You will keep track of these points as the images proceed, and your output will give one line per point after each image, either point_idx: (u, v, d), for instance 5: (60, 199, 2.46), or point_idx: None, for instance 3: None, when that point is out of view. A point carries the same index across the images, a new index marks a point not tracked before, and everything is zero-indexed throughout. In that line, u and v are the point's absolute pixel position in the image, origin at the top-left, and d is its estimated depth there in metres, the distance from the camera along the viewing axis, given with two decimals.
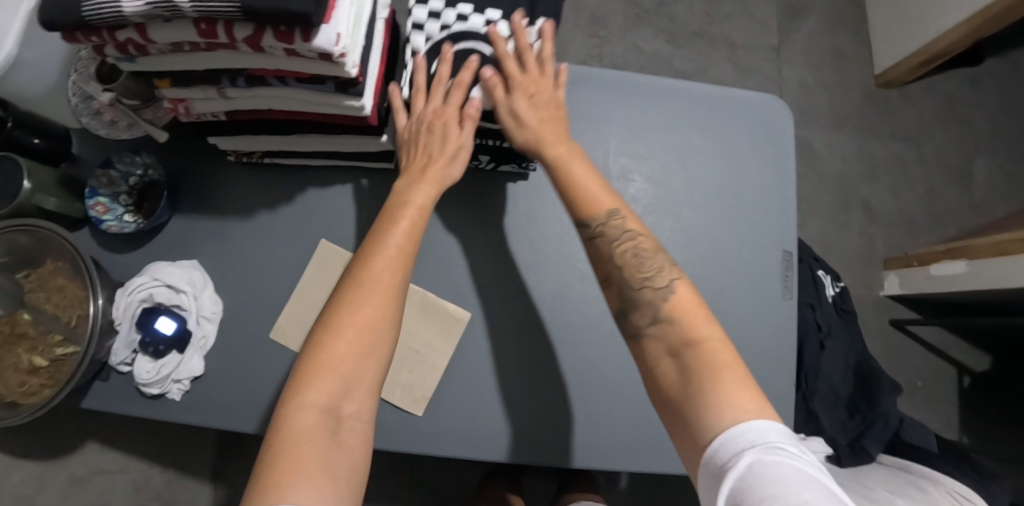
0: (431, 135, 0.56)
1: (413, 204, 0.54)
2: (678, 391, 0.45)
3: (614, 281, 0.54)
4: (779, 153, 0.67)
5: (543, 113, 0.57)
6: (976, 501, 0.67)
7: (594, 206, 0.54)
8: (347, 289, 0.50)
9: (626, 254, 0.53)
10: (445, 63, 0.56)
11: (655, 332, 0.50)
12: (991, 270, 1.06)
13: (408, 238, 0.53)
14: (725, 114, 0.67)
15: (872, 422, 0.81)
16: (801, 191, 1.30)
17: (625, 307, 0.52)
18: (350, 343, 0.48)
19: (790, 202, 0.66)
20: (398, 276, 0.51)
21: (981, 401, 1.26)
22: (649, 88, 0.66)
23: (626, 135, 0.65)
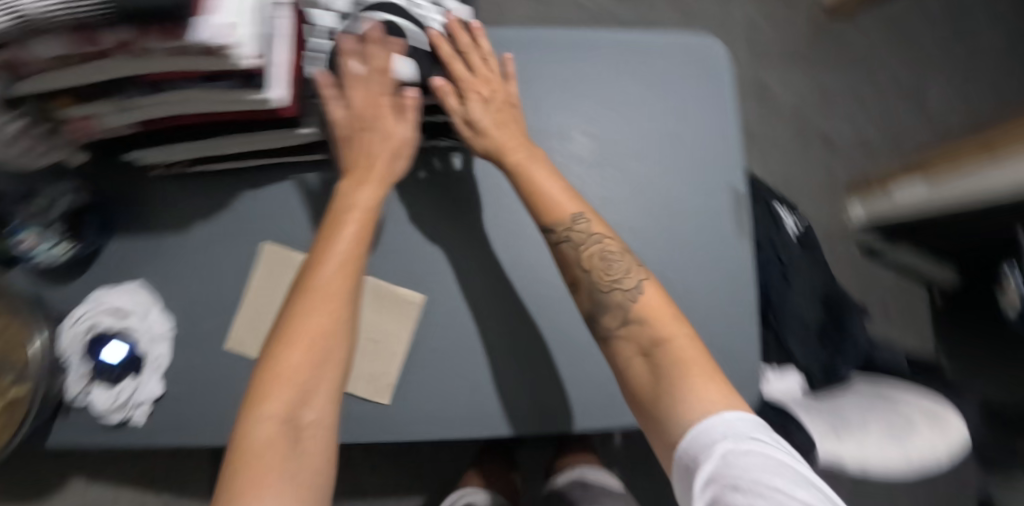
0: (375, 140, 0.55)
1: (359, 206, 0.53)
2: (649, 390, 0.49)
3: (584, 286, 0.55)
4: (717, 90, 0.66)
5: (499, 114, 0.58)
6: (945, 413, 0.69)
7: (559, 212, 0.55)
8: (298, 299, 0.49)
9: (594, 258, 0.55)
10: (377, 47, 0.53)
11: (626, 333, 0.52)
12: (949, 189, 1.06)
13: (357, 240, 0.52)
14: (657, 59, 0.66)
15: (842, 347, 0.82)
16: (759, 131, 1.30)
17: (598, 309, 0.54)
18: (306, 350, 0.47)
19: (734, 139, 0.65)
20: (349, 280, 0.51)
21: (953, 314, 1.29)
22: (581, 42, 0.65)
23: (562, 94, 0.64)
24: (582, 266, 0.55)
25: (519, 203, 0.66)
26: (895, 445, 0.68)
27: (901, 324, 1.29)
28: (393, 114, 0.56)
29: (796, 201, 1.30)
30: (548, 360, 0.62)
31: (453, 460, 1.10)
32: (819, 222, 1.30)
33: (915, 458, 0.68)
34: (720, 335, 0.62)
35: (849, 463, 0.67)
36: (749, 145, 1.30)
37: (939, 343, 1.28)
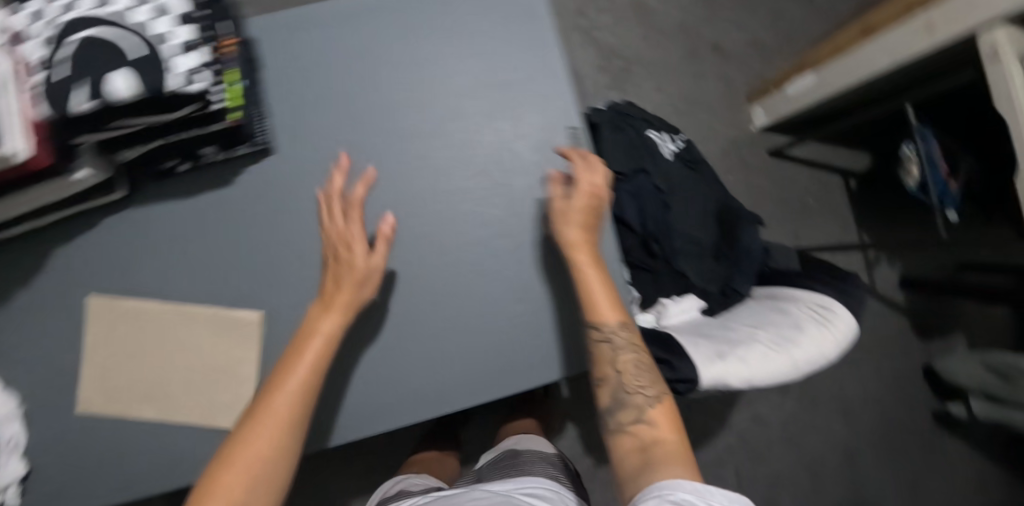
0: (351, 272, 0.52)
1: (321, 333, 0.50)
2: (633, 468, 0.50)
3: (610, 382, 0.57)
4: (530, 26, 0.61)
5: (578, 219, 0.54)
6: (833, 308, 0.68)
7: (605, 316, 0.54)
8: (246, 427, 0.46)
9: (627, 364, 0.56)
10: (364, 183, 0.54)
11: (632, 432, 0.53)
12: (838, 72, 1.07)
13: (316, 370, 0.49)
14: (459, 7, 0.61)
15: (737, 260, 0.81)
16: (650, 55, 1.26)
17: (612, 406, 0.56)
18: (250, 477, 0.44)
19: (558, 73, 0.61)
20: (300, 408, 0.48)
21: (869, 198, 1.32)
22: (378, 5, 0.60)
23: (370, 66, 0.59)
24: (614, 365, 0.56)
25: (342, 189, 0.59)
26: (778, 351, 0.64)
27: (822, 216, 1.31)
28: (365, 243, 0.53)
29: (700, 118, 1.27)
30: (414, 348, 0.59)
31: (405, 450, 1.11)
32: (725, 134, 1.29)
33: (802, 363, 0.64)
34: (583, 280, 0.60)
35: (733, 382, 0.62)
36: (642, 70, 1.25)
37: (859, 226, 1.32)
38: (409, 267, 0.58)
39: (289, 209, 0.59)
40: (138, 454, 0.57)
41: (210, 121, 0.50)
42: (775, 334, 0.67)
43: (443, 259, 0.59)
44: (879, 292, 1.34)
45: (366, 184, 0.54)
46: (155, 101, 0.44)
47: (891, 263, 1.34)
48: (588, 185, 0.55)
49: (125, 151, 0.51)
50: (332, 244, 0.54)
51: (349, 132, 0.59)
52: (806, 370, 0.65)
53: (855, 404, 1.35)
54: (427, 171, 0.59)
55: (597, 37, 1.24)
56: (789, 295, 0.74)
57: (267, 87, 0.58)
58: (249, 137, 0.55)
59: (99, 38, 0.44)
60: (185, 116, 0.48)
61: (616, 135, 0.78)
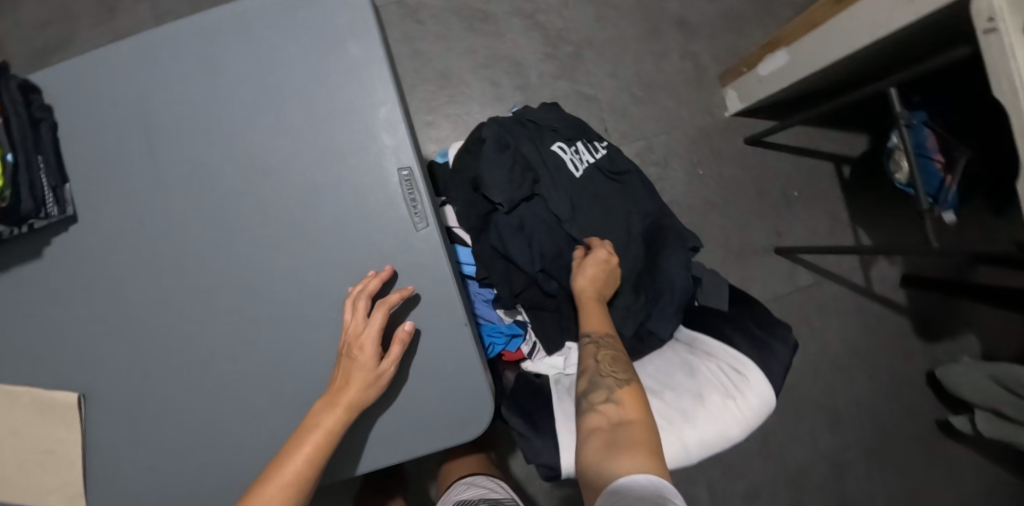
0: (362, 371, 0.48)
1: (322, 430, 0.47)
2: (596, 455, 0.46)
3: (587, 372, 0.55)
4: (341, 49, 0.52)
5: (593, 270, 0.63)
6: (744, 372, 0.58)
7: (596, 323, 0.59)
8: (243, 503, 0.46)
9: (606, 359, 0.55)
10: (399, 293, 0.50)
11: (597, 416, 0.50)
12: (810, 51, 0.90)
13: (314, 463, 0.47)
14: (256, 34, 0.52)
15: (657, 297, 0.69)
16: (601, 37, 1.11)
17: (584, 393, 0.53)
18: None
19: (380, 105, 0.52)
20: (294, 496, 0.46)
21: (866, 187, 1.14)
22: (172, 37, 0.52)
23: (170, 111, 0.52)
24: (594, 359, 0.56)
25: (153, 255, 0.53)
26: (663, 432, 0.55)
27: (808, 210, 1.16)
28: (379, 345, 0.49)
29: (664, 104, 1.12)
30: (240, 429, 0.53)
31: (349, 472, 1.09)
32: (693, 122, 1.13)
33: (693, 446, 0.55)
34: (425, 348, 0.53)
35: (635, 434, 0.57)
36: (593, 54, 1.11)
37: (852, 219, 1.15)
38: (230, 339, 0.53)
39: (100, 280, 0.53)
40: None
41: None
42: (668, 407, 0.58)
43: (269, 328, 0.53)
44: (876, 292, 1.19)
45: (404, 296, 0.50)
46: None
47: (890, 258, 1.19)
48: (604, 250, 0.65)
49: None
50: (344, 346, 0.50)
51: (153, 189, 0.52)
52: (703, 452, 0.56)
53: (848, 418, 1.20)
54: (238, 228, 0.52)
55: (542, 21, 1.10)
56: (701, 347, 0.64)
57: (64, 146, 0.52)
58: (33, 213, 0.49)
59: None
60: None
61: (501, 158, 0.67)
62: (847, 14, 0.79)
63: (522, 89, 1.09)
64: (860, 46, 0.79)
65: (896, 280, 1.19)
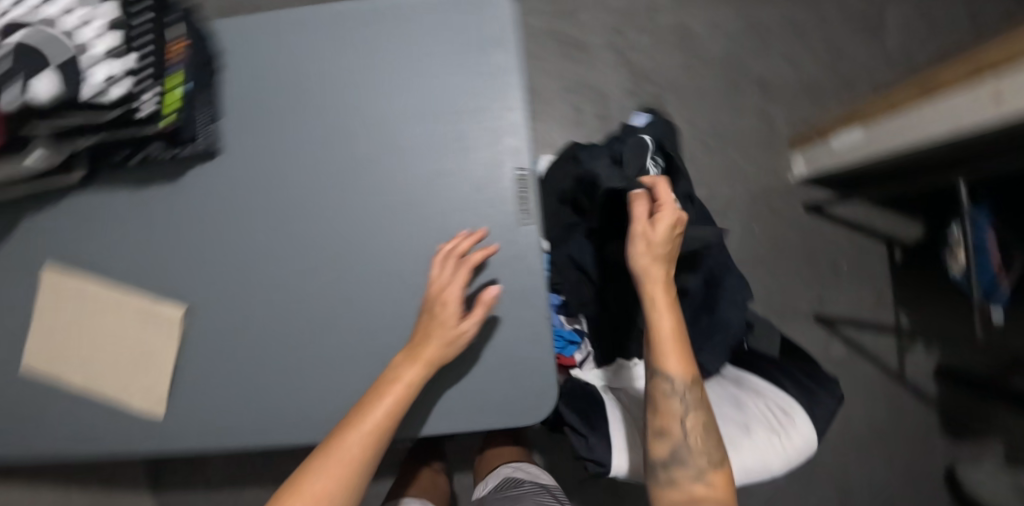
0: (445, 332, 0.52)
1: (403, 380, 0.51)
2: None
3: (671, 437, 0.56)
4: (485, 53, 0.57)
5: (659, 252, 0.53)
6: (790, 413, 0.62)
7: (681, 372, 0.54)
8: (325, 449, 0.50)
9: (696, 428, 0.56)
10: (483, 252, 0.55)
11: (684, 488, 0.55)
12: (888, 134, 0.93)
13: (394, 410, 0.51)
14: (412, 28, 0.58)
15: (712, 332, 0.74)
16: (684, 83, 1.16)
17: (670, 460, 0.56)
18: (332, 480, 0.49)
19: (510, 108, 0.57)
20: (373, 442, 0.50)
21: (912, 274, 1.17)
22: (341, 21, 0.59)
23: (324, 80, 0.59)
24: (682, 423, 0.56)
25: (279, 202, 0.59)
26: None
27: (852, 284, 1.18)
28: (457, 305, 0.53)
29: (731, 156, 1.17)
30: (321, 369, 0.59)
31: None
32: (756, 179, 1.17)
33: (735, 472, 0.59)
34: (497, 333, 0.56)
35: None
36: (672, 98, 1.16)
37: (895, 300, 1.17)
38: (327, 289, 0.59)
39: (226, 214, 0.60)
40: (73, 415, 0.61)
41: (143, 123, 0.50)
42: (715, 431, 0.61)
43: (364, 287, 0.59)
44: (908, 379, 1.19)
45: (489, 255, 0.55)
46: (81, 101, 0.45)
47: (929, 348, 1.18)
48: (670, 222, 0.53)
49: (70, 142, 0.53)
50: (427, 307, 0.54)
51: (294, 144, 0.59)
52: (741, 479, 0.59)
53: (858, 498, 1.19)
54: (361, 192, 0.58)
55: (631, 58, 1.16)
56: (746, 385, 0.68)
57: (224, 91, 0.59)
58: (186, 141, 0.55)
59: (23, 40, 0.44)
60: (115, 118, 0.49)
61: None
62: (926, 107, 0.83)
63: (602, 118, 1.15)
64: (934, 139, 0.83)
65: (931, 369, 1.19)
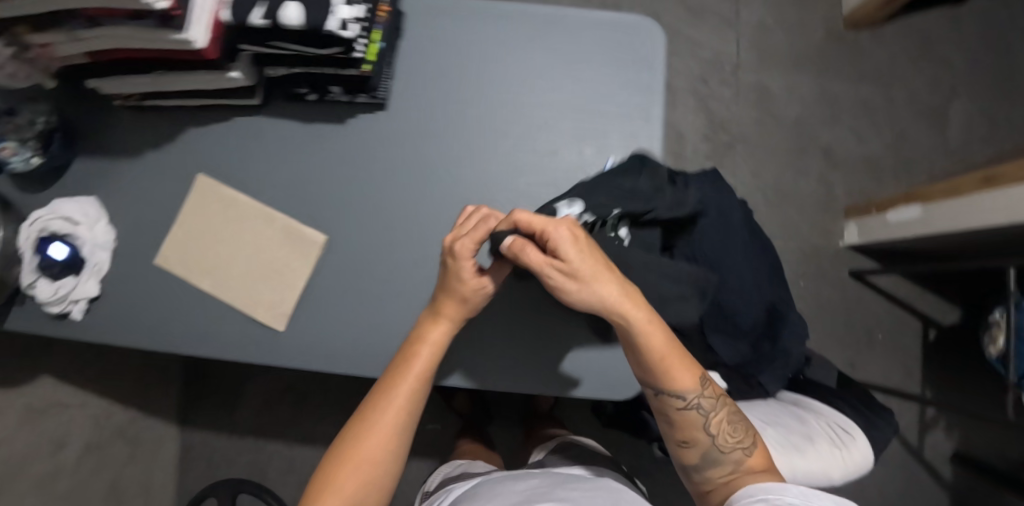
0: (464, 292, 0.57)
1: (429, 342, 0.58)
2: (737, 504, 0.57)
3: (699, 445, 0.58)
4: (639, 72, 0.67)
5: (588, 263, 0.52)
6: (853, 433, 0.67)
7: (681, 383, 0.56)
8: (365, 422, 0.57)
9: (720, 422, 0.58)
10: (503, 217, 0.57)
11: (724, 485, 0.57)
12: (944, 215, 1.00)
13: (427, 370, 0.59)
14: (581, 36, 0.67)
15: (774, 357, 0.81)
16: (755, 138, 1.25)
17: (705, 463, 0.58)
18: (393, 419, 0.57)
19: (651, 122, 0.67)
20: (418, 389, 0.58)
21: (944, 355, 1.21)
22: (517, 15, 0.67)
23: (494, 61, 0.66)
24: (704, 429, 0.58)
25: (431, 159, 0.66)
26: (786, 455, 0.62)
27: (884, 354, 1.22)
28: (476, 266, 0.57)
29: (787, 212, 1.24)
30: None
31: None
32: (808, 238, 1.24)
33: (801, 475, 0.62)
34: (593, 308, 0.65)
35: None
36: (742, 149, 1.25)
37: (925, 381, 1.21)
38: None
39: (379, 161, 0.66)
40: (192, 314, 0.66)
41: (346, 64, 0.58)
42: (783, 436, 0.65)
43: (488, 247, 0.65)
44: (924, 457, 1.22)
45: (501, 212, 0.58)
46: (318, 36, 0.53)
47: (948, 431, 1.22)
48: (571, 239, 0.52)
49: (268, 67, 0.60)
50: (445, 276, 0.58)
51: (455, 112, 0.66)
52: (805, 484, 0.63)
53: None
54: (510, 168, 0.66)
55: (711, 106, 1.26)
56: (809, 407, 0.73)
57: (401, 53, 0.66)
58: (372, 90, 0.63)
59: None
60: (328, 56, 0.56)
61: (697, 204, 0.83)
62: (977, 196, 0.92)
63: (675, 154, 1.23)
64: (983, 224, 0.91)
65: (947, 453, 1.22)
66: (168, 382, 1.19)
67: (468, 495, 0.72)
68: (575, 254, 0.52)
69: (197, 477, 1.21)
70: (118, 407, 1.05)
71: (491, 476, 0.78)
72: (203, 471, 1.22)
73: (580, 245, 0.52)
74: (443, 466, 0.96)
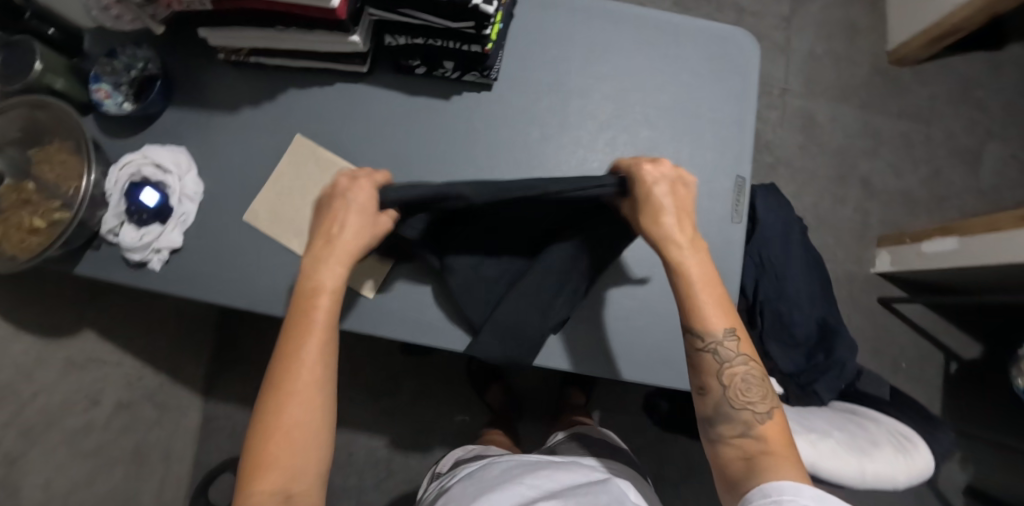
0: (359, 223, 0.56)
1: (320, 290, 0.53)
2: (741, 480, 0.48)
3: (715, 396, 0.52)
4: (736, 80, 0.70)
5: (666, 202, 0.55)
6: (913, 439, 0.69)
7: (708, 322, 0.52)
8: (277, 393, 0.49)
9: (737, 378, 0.52)
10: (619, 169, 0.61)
11: (737, 451, 0.50)
12: (978, 248, 1.04)
13: (331, 319, 0.53)
14: (685, 42, 0.70)
15: (828, 368, 0.80)
16: (797, 161, 1.29)
17: (718, 419, 0.51)
18: (310, 374, 0.50)
19: (746, 128, 0.69)
20: (327, 339, 0.52)
21: (965, 388, 1.23)
22: (624, 16, 0.70)
23: (600, 57, 0.69)
24: (719, 377, 0.52)
25: (532, 145, 0.68)
26: (854, 456, 0.64)
27: (909, 383, 1.24)
28: (363, 210, 0.57)
29: (823, 236, 1.27)
30: None
31: (443, 405, 1.18)
32: (841, 263, 1.27)
33: (869, 476, 0.63)
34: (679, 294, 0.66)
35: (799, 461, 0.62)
36: (784, 171, 1.28)
37: (946, 409, 1.23)
38: None
39: (480, 140, 0.67)
40: (277, 274, 0.66)
41: (470, 41, 0.59)
42: (849, 439, 0.67)
43: None
44: (937, 487, 1.24)
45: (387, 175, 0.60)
46: (455, 10, 0.54)
47: (962, 462, 1.24)
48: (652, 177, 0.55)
49: (389, 36, 0.62)
50: (334, 214, 0.57)
51: (559, 101, 0.68)
52: (871, 485, 0.64)
53: None
54: (608, 159, 0.68)
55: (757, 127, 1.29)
56: (870, 417, 0.74)
57: (512, 39, 0.69)
58: (484, 69, 0.64)
59: None
60: (458, 30, 0.58)
61: (769, 217, 0.86)
62: (1010, 232, 0.96)
63: None
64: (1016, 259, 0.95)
65: (960, 485, 1.24)
66: (199, 350, 1.18)
67: (477, 482, 0.66)
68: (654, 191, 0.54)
69: (217, 450, 1.19)
70: (150, 371, 1.02)
71: (496, 461, 0.72)
72: (222, 443, 1.20)
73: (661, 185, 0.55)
74: (453, 450, 0.95)
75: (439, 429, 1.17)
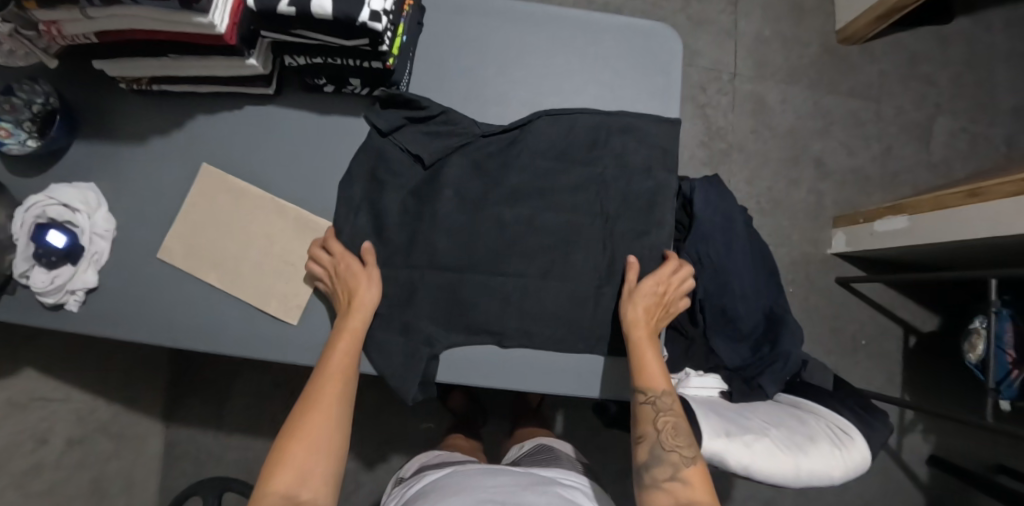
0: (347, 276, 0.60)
1: (348, 330, 0.58)
2: None
3: (647, 440, 0.58)
4: (659, 78, 0.69)
5: (650, 305, 0.61)
6: (851, 433, 0.69)
7: (652, 382, 0.59)
8: (306, 401, 0.55)
9: (668, 423, 0.58)
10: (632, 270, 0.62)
11: (665, 491, 0.55)
12: (930, 227, 1.03)
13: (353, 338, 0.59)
14: (604, 41, 0.69)
15: (772, 360, 0.79)
16: (750, 146, 1.28)
17: (649, 461, 0.57)
18: (338, 387, 0.56)
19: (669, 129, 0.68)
20: (350, 355, 0.58)
21: (924, 361, 1.25)
22: (542, 19, 0.69)
23: (517, 64, 0.68)
24: (654, 425, 0.58)
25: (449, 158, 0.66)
26: (787, 455, 0.63)
27: (869, 361, 1.25)
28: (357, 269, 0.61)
29: (779, 219, 1.27)
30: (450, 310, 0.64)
31: (407, 414, 1.18)
32: (798, 246, 1.28)
33: (802, 473, 0.63)
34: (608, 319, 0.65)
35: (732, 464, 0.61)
36: (737, 157, 1.27)
37: (906, 383, 1.25)
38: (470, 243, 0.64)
39: None
40: (195, 308, 0.65)
41: (370, 57, 0.58)
42: (786, 436, 0.66)
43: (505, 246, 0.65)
44: (901, 458, 1.26)
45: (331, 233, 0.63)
46: (345, 29, 0.52)
47: (925, 434, 1.26)
48: (664, 277, 0.62)
49: (288, 57, 0.60)
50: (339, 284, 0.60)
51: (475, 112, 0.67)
52: (804, 481, 0.64)
53: None
54: None
55: (708, 115, 1.28)
56: (811, 410, 0.75)
57: (423, 49, 0.67)
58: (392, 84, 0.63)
59: None
60: (353, 47, 0.56)
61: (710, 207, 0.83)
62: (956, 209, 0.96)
63: None
64: (963, 235, 0.95)
65: (924, 456, 1.26)
66: (152, 377, 1.16)
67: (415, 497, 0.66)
68: (659, 288, 0.62)
69: (184, 474, 1.19)
70: (102, 402, 1.01)
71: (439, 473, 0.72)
72: (189, 467, 1.20)
73: (666, 286, 0.62)
74: (421, 454, 0.93)
75: (404, 437, 1.18)
